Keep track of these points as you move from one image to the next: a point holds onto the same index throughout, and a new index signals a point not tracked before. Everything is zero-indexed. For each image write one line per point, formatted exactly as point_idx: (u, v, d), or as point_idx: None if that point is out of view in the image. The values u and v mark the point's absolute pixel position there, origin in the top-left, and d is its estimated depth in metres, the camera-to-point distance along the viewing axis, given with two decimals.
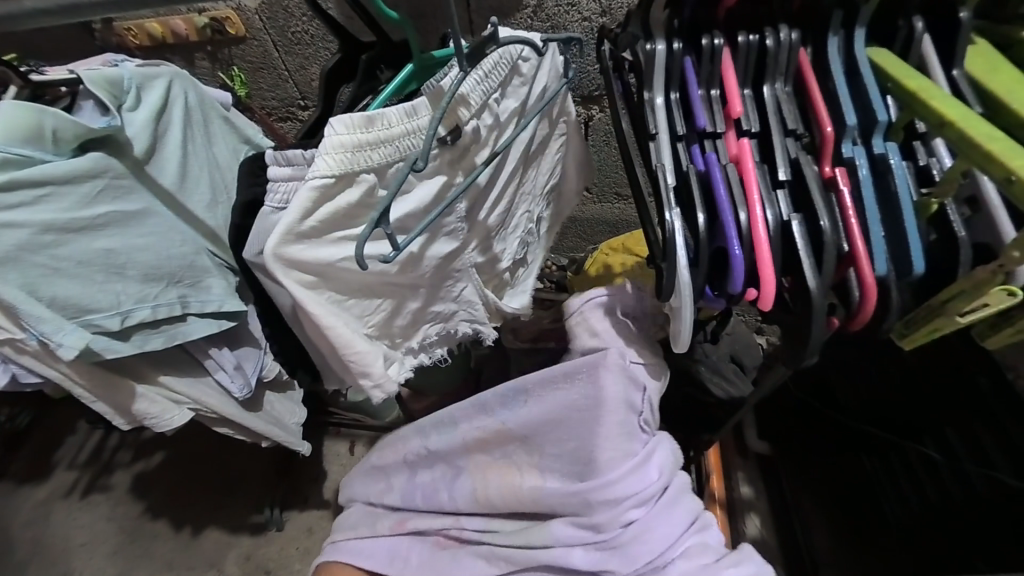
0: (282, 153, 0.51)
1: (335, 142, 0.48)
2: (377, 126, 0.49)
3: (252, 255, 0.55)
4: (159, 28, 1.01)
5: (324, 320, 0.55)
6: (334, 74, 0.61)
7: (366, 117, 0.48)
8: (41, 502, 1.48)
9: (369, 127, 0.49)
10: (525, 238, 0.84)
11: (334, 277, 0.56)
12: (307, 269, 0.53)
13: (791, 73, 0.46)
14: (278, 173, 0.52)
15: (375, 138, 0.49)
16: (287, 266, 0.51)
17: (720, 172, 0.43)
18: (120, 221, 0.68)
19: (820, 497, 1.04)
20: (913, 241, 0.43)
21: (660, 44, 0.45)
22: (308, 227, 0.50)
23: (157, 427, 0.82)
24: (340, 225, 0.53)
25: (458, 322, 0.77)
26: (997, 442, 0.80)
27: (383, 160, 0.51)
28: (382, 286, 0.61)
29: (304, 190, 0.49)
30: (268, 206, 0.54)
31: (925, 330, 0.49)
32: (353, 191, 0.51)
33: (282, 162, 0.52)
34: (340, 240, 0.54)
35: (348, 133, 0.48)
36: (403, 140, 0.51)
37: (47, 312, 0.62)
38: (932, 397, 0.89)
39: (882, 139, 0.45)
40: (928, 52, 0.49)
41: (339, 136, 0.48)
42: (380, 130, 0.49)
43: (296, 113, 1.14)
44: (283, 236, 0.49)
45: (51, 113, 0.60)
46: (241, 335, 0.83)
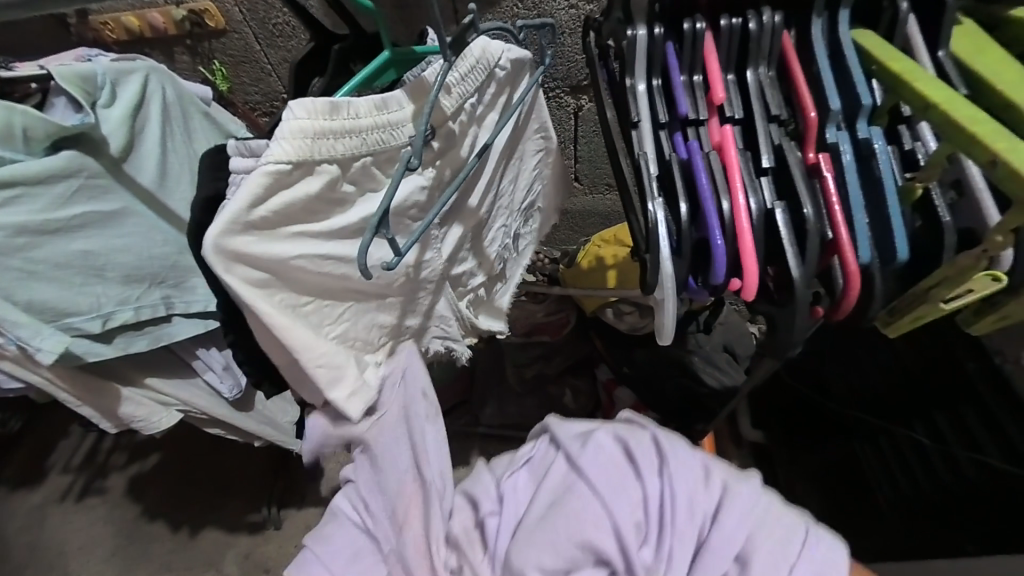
0: (245, 143, 0.48)
1: (293, 126, 0.45)
2: (342, 113, 0.47)
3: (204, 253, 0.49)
4: (135, 22, 0.98)
5: (276, 323, 0.50)
6: (305, 66, 0.59)
7: (329, 104, 0.47)
8: (35, 507, 1.48)
9: (333, 114, 0.47)
10: (501, 254, 0.83)
11: (288, 277, 0.51)
12: (253, 265, 0.47)
13: (774, 57, 0.45)
14: (239, 164, 0.48)
15: (338, 127, 0.47)
16: (229, 260, 0.46)
17: (702, 160, 0.42)
18: (98, 221, 0.66)
19: (823, 492, 1.06)
20: (896, 226, 0.42)
21: (641, 29, 0.44)
22: (257, 216, 0.46)
23: (146, 430, 0.81)
24: (297, 219, 0.49)
25: (431, 339, 0.76)
26: (982, 421, 0.81)
27: (342, 151, 0.49)
28: (345, 291, 0.57)
29: (256, 175, 0.45)
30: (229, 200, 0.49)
31: (910, 317, 0.49)
32: (313, 181, 0.48)
33: (245, 153, 0.49)
34: (294, 234, 0.50)
35: (309, 118, 0.45)
36: (371, 133, 0.50)
37: (24, 316, 0.61)
38: (922, 383, 0.89)
39: (865, 124, 0.44)
40: (912, 33, 0.48)
41: (297, 120, 0.45)
42: (345, 119, 0.48)
43: (280, 107, 1.12)
44: (229, 225, 0.45)
45: (20, 111, 0.59)
46: (229, 335, 0.83)
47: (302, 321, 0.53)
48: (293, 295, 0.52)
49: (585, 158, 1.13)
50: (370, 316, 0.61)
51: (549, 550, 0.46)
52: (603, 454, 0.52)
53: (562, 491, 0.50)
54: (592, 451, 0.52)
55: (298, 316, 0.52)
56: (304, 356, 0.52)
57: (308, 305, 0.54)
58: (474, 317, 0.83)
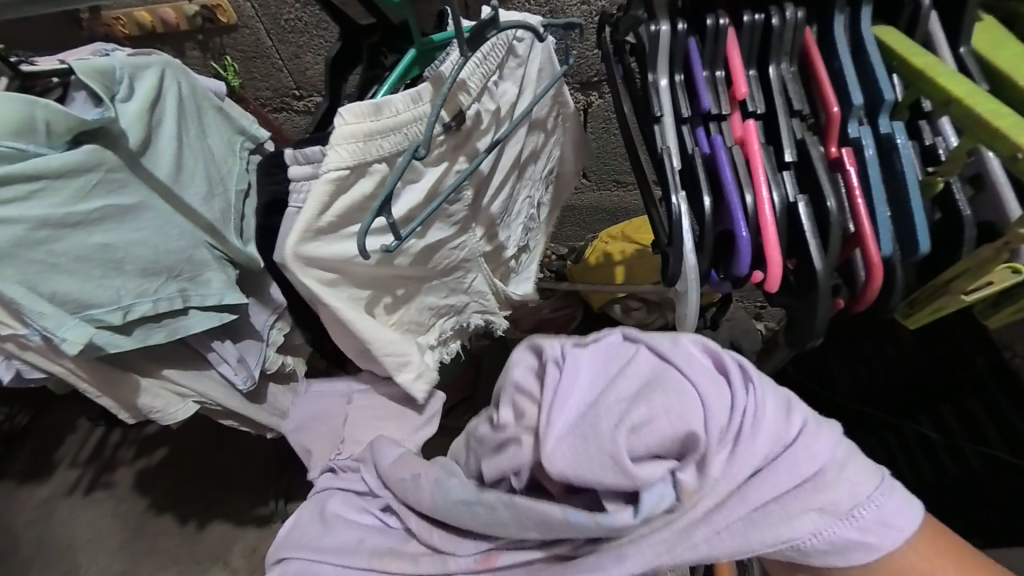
0: (301, 151, 0.51)
1: (345, 132, 0.47)
2: (385, 113, 0.49)
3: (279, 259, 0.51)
4: (147, 17, 0.99)
5: (345, 314, 0.55)
6: (339, 60, 0.60)
7: (373, 105, 0.48)
8: (44, 501, 1.49)
9: (376, 115, 0.48)
10: (528, 224, 0.84)
11: (351, 272, 0.55)
12: (325, 266, 0.52)
13: (796, 52, 0.46)
14: (297, 172, 0.52)
15: (384, 126, 0.49)
16: (304, 264, 0.51)
17: (726, 154, 0.43)
18: (116, 215, 0.67)
19: None
20: (918, 220, 0.43)
21: (664, 25, 0.44)
22: (325, 222, 0.50)
23: (163, 422, 0.82)
24: (353, 220, 0.53)
25: (471, 314, 0.79)
26: (987, 413, 0.83)
27: (390, 149, 0.50)
28: (394, 278, 0.62)
29: (319, 184, 0.48)
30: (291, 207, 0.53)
31: (931, 308, 0.49)
32: (366, 182, 0.51)
33: (301, 160, 0.52)
34: (353, 234, 0.53)
35: (357, 123, 0.47)
36: (411, 127, 0.51)
37: (48, 306, 0.62)
38: (929, 381, 0.91)
39: (887, 119, 0.45)
40: (932, 29, 0.49)
41: (348, 125, 0.47)
42: (387, 117, 0.49)
43: (291, 103, 1.12)
44: (303, 232, 0.49)
45: (43, 104, 0.59)
46: (242, 328, 0.84)
47: (366, 314, 0.59)
48: (356, 288, 0.57)
49: (594, 154, 1.13)
50: (417, 296, 0.67)
51: (637, 419, 0.37)
52: (688, 361, 0.40)
53: (651, 376, 0.40)
54: (682, 357, 0.41)
55: (361, 309, 0.58)
56: (374, 345, 0.59)
57: (368, 296, 0.59)
58: (505, 287, 0.84)
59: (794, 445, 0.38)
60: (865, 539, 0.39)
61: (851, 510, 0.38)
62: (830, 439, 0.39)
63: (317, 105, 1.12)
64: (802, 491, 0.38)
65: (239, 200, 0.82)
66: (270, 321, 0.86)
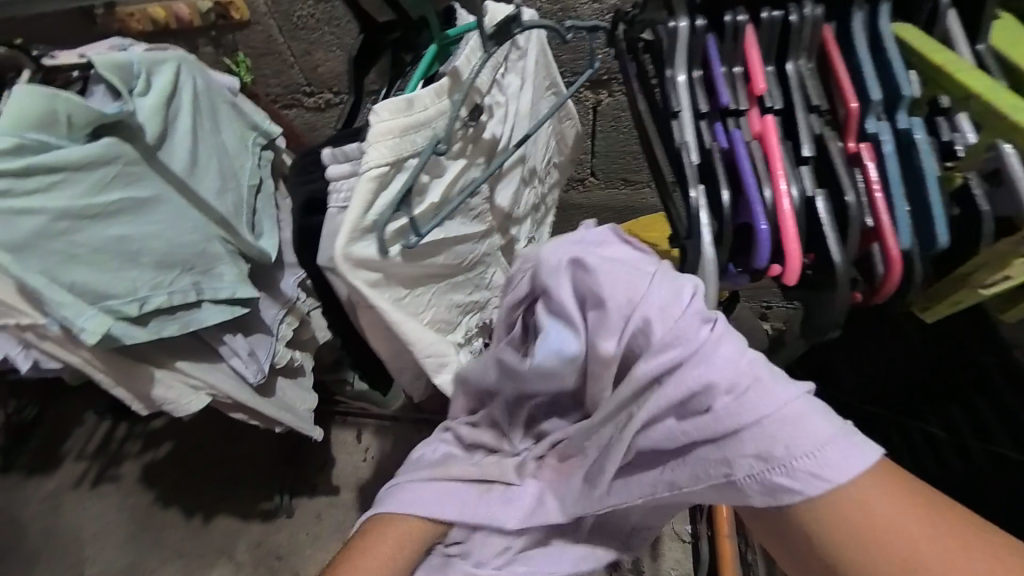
0: (340, 150, 0.53)
1: (381, 128, 0.49)
2: (416, 108, 0.50)
3: (326, 262, 0.53)
4: (161, 13, 0.99)
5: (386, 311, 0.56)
6: (360, 56, 0.61)
7: (406, 100, 0.49)
8: (51, 493, 1.51)
9: (410, 110, 0.50)
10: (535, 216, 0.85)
11: (392, 271, 0.56)
12: (373, 267, 0.54)
13: (814, 49, 0.46)
14: (336, 171, 0.53)
15: (417, 121, 0.50)
16: (353, 265, 0.52)
17: (744, 149, 0.43)
18: (133, 208, 0.68)
19: None
20: (937, 215, 0.43)
21: (683, 22, 0.44)
22: (369, 221, 0.51)
23: (176, 413, 0.83)
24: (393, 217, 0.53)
25: (491, 309, 0.78)
26: (995, 411, 0.84)
27: (424, 144, 0.51)
28: (428, 277, 0.62)
29: (363, 181, 0.49)
30: (332, 207, 0.53)
31: (948, 301, 0.51)
32: (405, 177, 0.52)
33: (340, 159, 0.53)
34: (395, 232, 0.54)
35: (392, 118, 0.49)
36: (438, 122, 0.52)
37: (70, 296, 0.64)
38: (929, 383, 0.93)
39: (905, 114, 0.45)
40: (951, 26, 0.49)
41: (383, 122, 0.49)
42: (418, 112, 0.50)
43: (302, 99, 1.13)
44: (352, 231, 0.50)
45: (65, 98, 0.60)
46: (251, 322, 0.88)
47: (409, 315, 0.60)
48: (395, 288, 0.58)
49: (602, 152, 1.13)
50: (448, 291, 0.67)
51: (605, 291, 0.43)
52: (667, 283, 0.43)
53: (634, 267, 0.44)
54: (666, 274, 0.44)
55: (401, 309, 0.58)
56: (416, 347, 0.60)
57: (406, 295, 0.59)
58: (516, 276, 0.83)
59: (745, 391, 0.40)
60: (795, 486, 0.39)
61: (785, 460, 0.39)
62: (785, 395, 0.40)
63: (328, 101, 1.13)
64: (739, 436, 0.40)
65: (251, 194, 0.84)
66: (280, 315, 0.90)
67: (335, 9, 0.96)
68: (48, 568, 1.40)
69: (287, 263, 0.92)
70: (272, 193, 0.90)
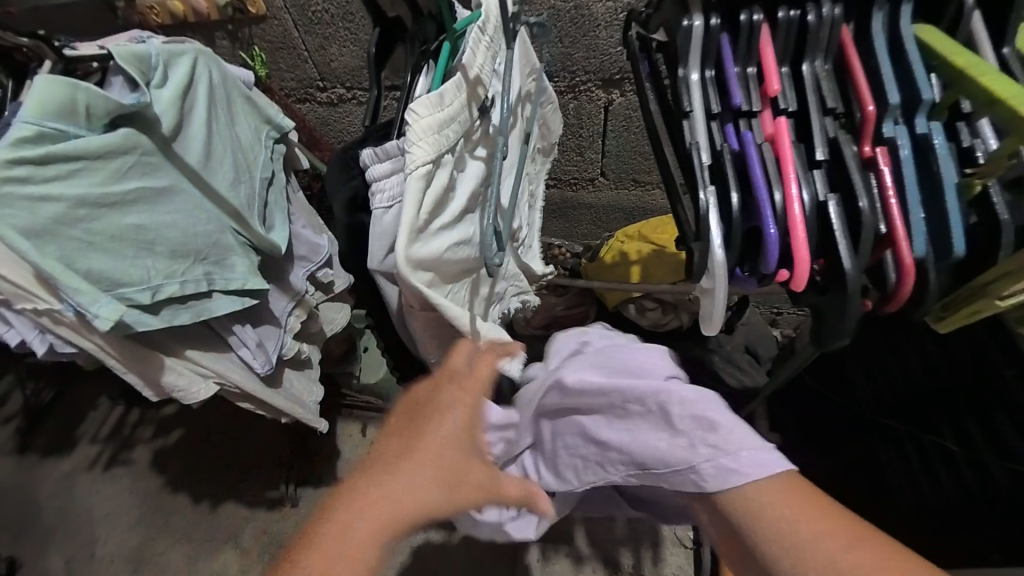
0: (379, 149, 0.53)
1: (421, 125, 0.48)
2: (447, 103, 0.50)
3: (376, 265, 0.55)
4: (180, 6, 1.00)
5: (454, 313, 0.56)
6: (378, 53, 0.62)
7: (438, 95, 0.49)
8: (65, 475, 1.54)
9: (441, 104, 0.50)
10: (530, 208, 0.87)
11: (441, 268, 0.57)
12: (427, 266, 0.53)
13: (832, 49, 0.45)
14: (379, 171, 0.53)
15: (447, 116, 0.50)
16: (414, 267, 0.51)
17: (756, 151, 0.43)
18: (147, 197, 0.69)
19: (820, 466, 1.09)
20: (954, 222, 0.42)
21: (697, 20, 0.44)
22: (422, 219, 0.50)
23: (185, 400, 0.84)
24: (437, 214, 0.53)
25: (509, 297, 0.85)
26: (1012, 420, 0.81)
27: (455, 138, 0.52)
28: (464, 272, 0.64)
29: (413, 181, 0.49)
30: (376, 208, 0.54)
31: (965, 311, 0.50)
32: (443, 174, 0.52)
33: (380, 158, 0.53)
34: (439, 230, 0.55)
35: (430, 114, 0.49)
36: (461, 116, 0.53)
37: (84, 284, 0.63)
38: (936, 392, 0.91)
39: (925, 118, 0.44)
40: (977, 28, 0.48)
41: (422, 118, 0.48)
42: (448, 107, 0.50)
43: (315, 94, 1.15)
44: (409, 234, 0.49)
45: (85, 88, 0.60)
46: (262, 313, 0.90)
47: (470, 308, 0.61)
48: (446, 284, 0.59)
49: (613, 152, 1.13)
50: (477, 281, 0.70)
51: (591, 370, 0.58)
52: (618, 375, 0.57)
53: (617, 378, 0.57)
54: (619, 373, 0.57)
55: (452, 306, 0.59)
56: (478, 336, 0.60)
57: (450, 294, 0.60)
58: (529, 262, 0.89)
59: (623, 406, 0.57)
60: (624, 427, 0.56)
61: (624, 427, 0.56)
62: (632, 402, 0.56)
63: (341, 96, 1.14)
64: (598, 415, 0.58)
65: (263, 187, 0.86)
66: (289, 307, 0.93)
67: (350, 4, 0.96)
68: (61, 546, 1.44)
69: (298, 256, 0.95)
70: (283, 185, 0.92)
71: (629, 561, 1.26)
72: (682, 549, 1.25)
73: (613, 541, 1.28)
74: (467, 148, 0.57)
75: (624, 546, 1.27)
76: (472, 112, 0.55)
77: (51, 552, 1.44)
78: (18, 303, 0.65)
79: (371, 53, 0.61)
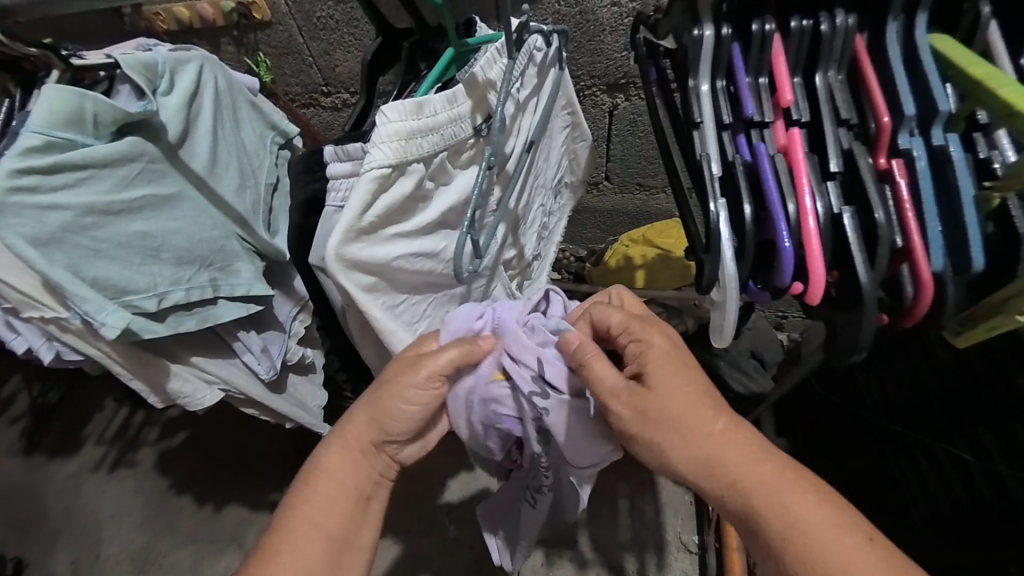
0: (342, 149, 0.54)
1: (389, 131, 0.48)
2: (426, 112, 0.50)
3: (317, 260, 0.56)
4: (186, 12, 1.00)
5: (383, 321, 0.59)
6: (378, 61, 0.62)
7: (416, 103, 0.49)
8: (71, 475, 1.55)
9: (419, 113, 0.49)
10: (541, 232, 0.86)
11: (389, 275, 0.58)
12: (365, 270, 0.54)
13: (845, 60, 0.45)
14: (339, 170, 0.54)
15: (425, 125, 0.50)
16: (348, 267, 0.52)
17: (769, 162, 0.43)
18: (154, 204, 0.69)
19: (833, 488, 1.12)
20: (973, 235, 0.42)
21: (708, 29, 0.43)
22: (366, 222, 0.51)
23: (190, 407, 0.84)
24: (392, 220, 0.54)
25: None
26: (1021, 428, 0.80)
27: (428, 149, 0.52)
28: (426, 285, 0.65)
29: (364, 182, 0.49)
30: (330, 206, 0.56)
31: (983, 327, 0.49)
32: (405, 182, 0.52)
33: (342, 158, 0.54)
34: (390, 235, 0.55)
35: (402, 120, 0.48)
36: (447, 128, 0.52)
37: (90, 291, 0.63)
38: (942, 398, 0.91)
39: (941, 130, 0.44)
40: (992, 39, 0.47)
41: (392, 123, 0.48)
42: (428, 117, 0.50)
43: (319, 99, 1.15)
44: (344, 233, 0.50)
45: (92, 96, 0.60)
46: (266, 319, 0.90)
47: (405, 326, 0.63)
48: (389, 295, 0.60)
49: (618, 156, 1.12)
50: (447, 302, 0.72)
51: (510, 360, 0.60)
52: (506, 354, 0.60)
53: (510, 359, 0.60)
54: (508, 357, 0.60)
55: (393, 314, 0.60)
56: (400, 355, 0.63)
57: (401, 303, 0.62)
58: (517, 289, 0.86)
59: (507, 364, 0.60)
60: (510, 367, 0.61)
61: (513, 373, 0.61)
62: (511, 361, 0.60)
63: (345, 101, 1.14)
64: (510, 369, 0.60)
65: (268, 194, 0.85)
66: (293, 312, 0.93)
67: (354, 10, 0.96)
68: (66, 547, 1.45)
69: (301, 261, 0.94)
70: (288, 191, 0.91)
71: (633, 566, 1.25)
72: (688, 553, 1.25)
73: (617, 546, 1.27)
74: (453, 160, 0.57)
75: (629, 550, 1.27)
76: (472, 124, 0.56)
77: (56, 554, 1.44)
78: (26, 311, 0.65)
79: (367, 59, 0.61)
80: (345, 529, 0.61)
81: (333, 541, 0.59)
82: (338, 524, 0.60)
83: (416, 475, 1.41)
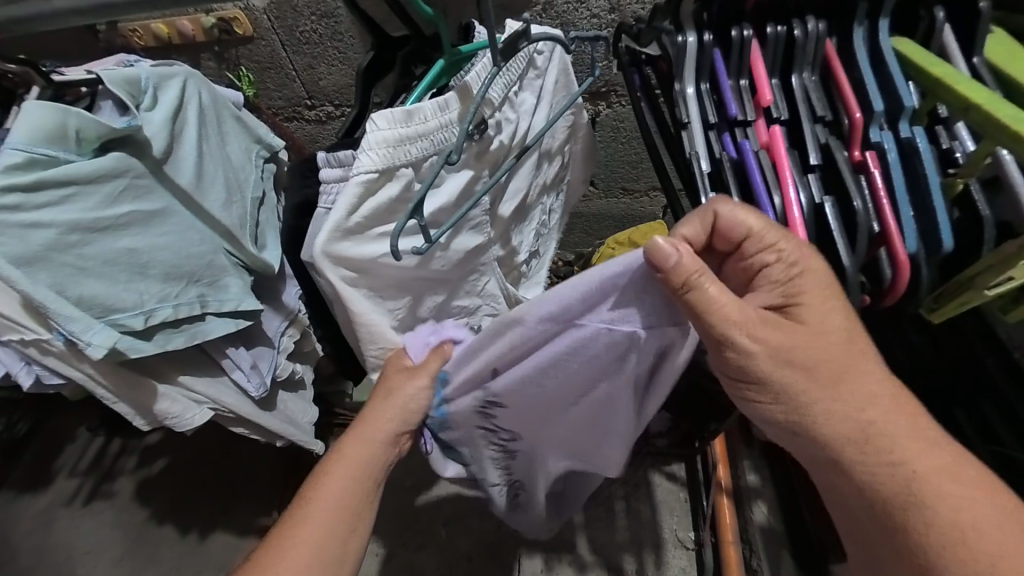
0: (334, 155, 0.54)
1: (378, 137, 0.50)
2: (415, 119, 0.51)
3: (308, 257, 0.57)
4: (165, 28, 0.99)
5: (362, 314, 0.59)
6: (372, 69, 0.63)
7: (405, 112, 0.51)
8: (41, 511, 1.47)
9: (408, 121, 0.51)
10: (539, 229, 0.89)
11: (375, 273, 0.58)
12: (352, 265, 0.55)
13: (817, 62, 0.48)
14: (330, 175, 0.55)
15: (415, 132, 0.52)
16: (334, 262, 0.53)
17: (753, 158, 0.45)
18: (141, 220, 0.68)
19: None
20: (941, 218, 0.45)
21: (691, 37, 0.47)
22: (353, 223, 0.52)
23: (178, 427, 0.82)
24: (382, 220, 0.55)
25: (482, 316, 0.79)
26: None
27: (417, 155, 0.53)
28: (416, 281, 0.64)
29: (351, 185, 0.50)
30: (321, 207, 0.56)
31: (955, 301, 0.52)
32: (393, 185, 0.53)
33: (334, 164, 0.55)
34: (380, 235, 0.55)
35: (390, 128, 0.50)
36: (437, 134, 0.53)
37: (77, 310, 0.62)
38: None
39: (907, 124, 0.47)
40: (946, 42, 0.52)
41: (380, 131, 0.50)
42: (417, 124, 0.52)
43: (303, 112, 1.15)
44: (331, 233, 0.51)
45: (76, 112, 0.59)
46: (255, 334, 0.87)
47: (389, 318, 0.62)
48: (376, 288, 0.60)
49: (603, 162, 1.15)
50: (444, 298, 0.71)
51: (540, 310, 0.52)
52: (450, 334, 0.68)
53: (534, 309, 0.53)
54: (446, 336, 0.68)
55: (378, 308, 0.60)
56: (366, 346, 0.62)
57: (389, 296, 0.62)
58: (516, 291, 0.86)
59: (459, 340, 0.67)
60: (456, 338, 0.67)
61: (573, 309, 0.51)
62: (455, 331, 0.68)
63: (330, 113, 1.15)
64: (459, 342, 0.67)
65: (255, 207, 0.83)
66: (282, 327, 0.89)
67: (339, 24, 0.97)
68: None
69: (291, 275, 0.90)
70: (275, 204, 0.89)
71: (632, 566, 1.25)
72: (685, 550, 1.26)
73: (615, 547, 1.27)
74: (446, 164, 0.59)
75: (626, 551, 1.27)
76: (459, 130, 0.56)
77: None
78: (5, 334, 0.63)
79: (363, 71, 0.62)
80: (346, 510, 0.65)
81: (328, 526, 0.63)
82: (337, 513, 0.64)
83: (409, 488, 1.38)
